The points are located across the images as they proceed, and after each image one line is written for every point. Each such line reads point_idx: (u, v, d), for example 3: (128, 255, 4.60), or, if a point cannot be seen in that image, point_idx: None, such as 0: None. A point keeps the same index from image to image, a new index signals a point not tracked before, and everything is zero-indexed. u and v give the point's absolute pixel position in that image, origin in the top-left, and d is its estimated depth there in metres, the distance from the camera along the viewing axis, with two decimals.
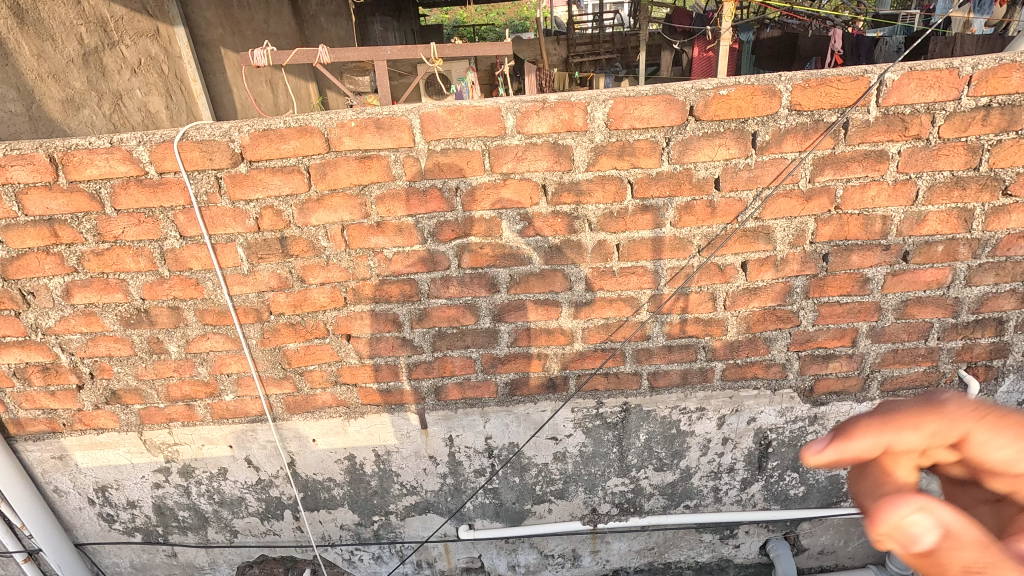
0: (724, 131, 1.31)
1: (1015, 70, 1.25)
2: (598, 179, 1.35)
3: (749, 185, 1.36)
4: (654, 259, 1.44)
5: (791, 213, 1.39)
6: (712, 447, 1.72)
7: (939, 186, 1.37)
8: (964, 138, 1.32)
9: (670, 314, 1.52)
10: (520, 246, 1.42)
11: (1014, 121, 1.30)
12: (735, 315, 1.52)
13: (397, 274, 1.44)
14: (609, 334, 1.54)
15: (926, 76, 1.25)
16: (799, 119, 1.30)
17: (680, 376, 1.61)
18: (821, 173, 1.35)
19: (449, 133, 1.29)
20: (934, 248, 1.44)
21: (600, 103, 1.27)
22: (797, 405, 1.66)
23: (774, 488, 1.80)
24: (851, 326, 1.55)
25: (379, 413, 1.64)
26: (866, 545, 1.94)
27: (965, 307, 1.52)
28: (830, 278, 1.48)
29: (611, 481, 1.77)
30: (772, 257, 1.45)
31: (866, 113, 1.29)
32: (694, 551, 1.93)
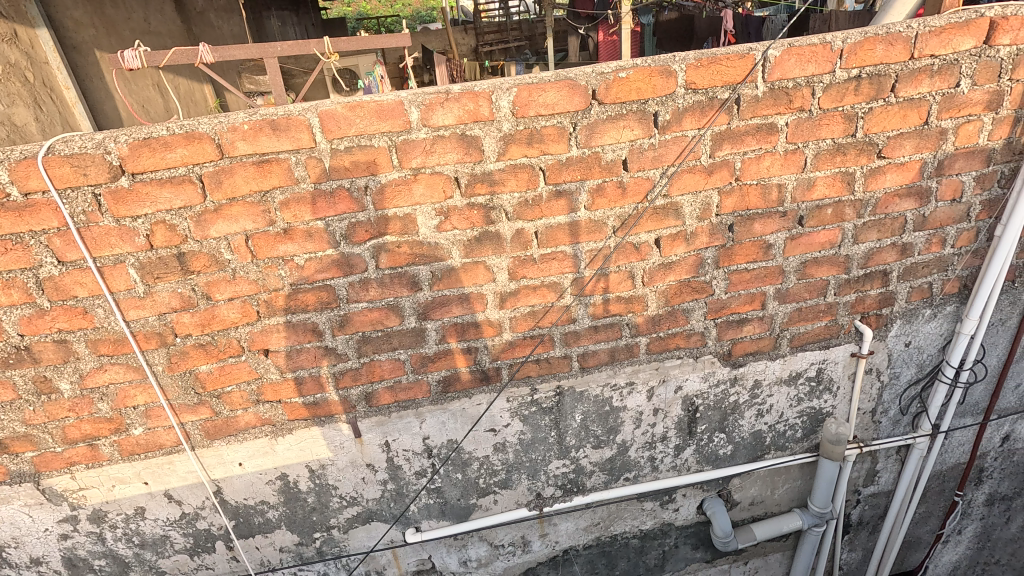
0: (627, 113, 1.34)
1: (879, 42, 1.36)
2: (510, 168, 1.34)
3: (654, 163, 1.41)
4: (573, 243, 1.46)
5: (696, 187, 1.46)
6: (645, 419, 1.78)
7: (824, 153, 1.47)
8: (841, 107, 1.42)
9: (593, 295, 1.55)
10: (438, 241, 1.39)
11: (882, 89, 1.42)
12: (654, 291, 1.58)
13: (312, 281, 1.38)
14: (537, 321, 1.55)
15: (803, 51, 1.34)
16: (695, 97, 1.35)
17: (608, 354, 1.66)
18: (720, 148, 1.42)
19: (352, 130, 1.24)
20: (824, 211, 1.56)
21: (504, 91, 1.26)
22: (718, 369, 1.75)
23: (705, 450, 1.90)
24: (759, 290, 1.65)
25: (309, 427, 1.57)
26: (791, 491, 2.08)
27: (855, 263, 1.65)
28: (736, 247, 1.56)
29: (553, 464, 1.80)
30: (683, 232, 1.51)
31: (754, 89, 1.36)
32: (637, 520, 2.00)
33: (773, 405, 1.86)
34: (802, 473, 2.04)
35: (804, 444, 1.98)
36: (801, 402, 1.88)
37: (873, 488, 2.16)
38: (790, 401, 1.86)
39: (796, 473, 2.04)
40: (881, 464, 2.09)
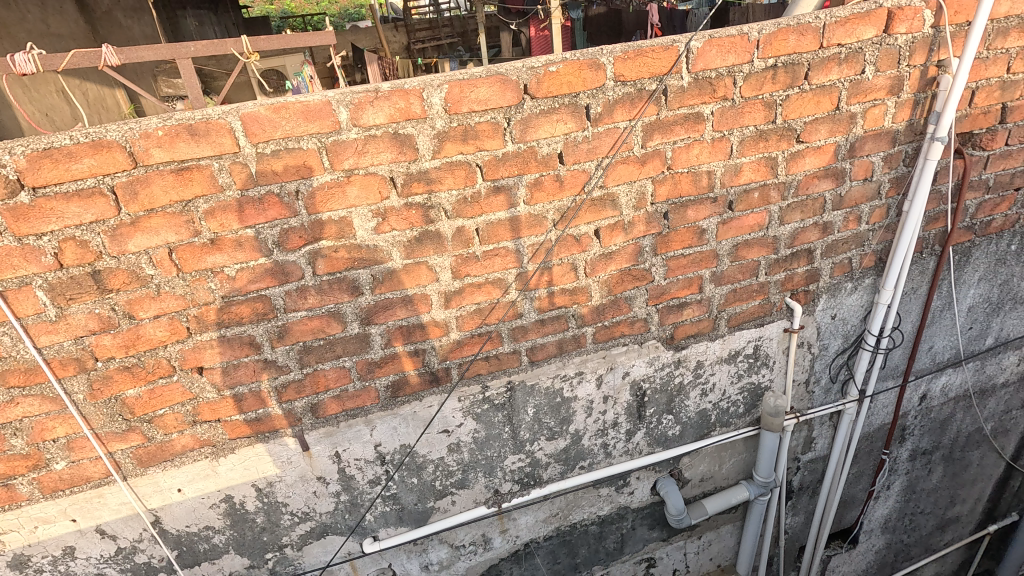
0: (559, 107, 1.35)
1: (791, 33, 1.43)
2: (446, 165, 1.33)
3: (589, 156, 1.43)
4: (514, 238, 1.46)
5: (631, 177, 1.49)
6: (596, 407, 1.82)
7: (748, 140, 1.54)
8: (761, 96, 1.49)
9: (537, 289, 1.56)
10: (377, 243, 1.36)
11: (796, 77, 1.50)
12: (597, 281, 1.61)
13: (246, 292, 1.31)
14: (483, 319, 1.55)
15: (723, 43, 1.39)
16: (624, 89, 1.38)
17: (556, 346, 1.68)
18: (651, 138, 1.45)
19: (277, 133, 1.19)
20: (751, 195, 1.63)
21: (435, 88, 1.24)
22: (662, 353, 1.80)
23: (655, 432, 1.95)
24: (696, 275, 1.71)
25: (252, 445, 1.51)
26: (737, 464, 2.18)
27: (782, 243, 1.74)
28: (672, 234, 1.61)
29: (508, 459, 1.80)
30: (621, 222, 1.54)
31: (680, 79, 1.40)
32: (594, 507, 2.03)
33: (716, 383, 1.93)
34: (746, 446, 2.14)
35: (746, 419, 2.07)
36: (741, 379, 1.96)
37: (811, 454, 2.29)
38: (731, 378, 1.94)
39: (741, 446, 2.13)
40: (817, 431, 2.22)
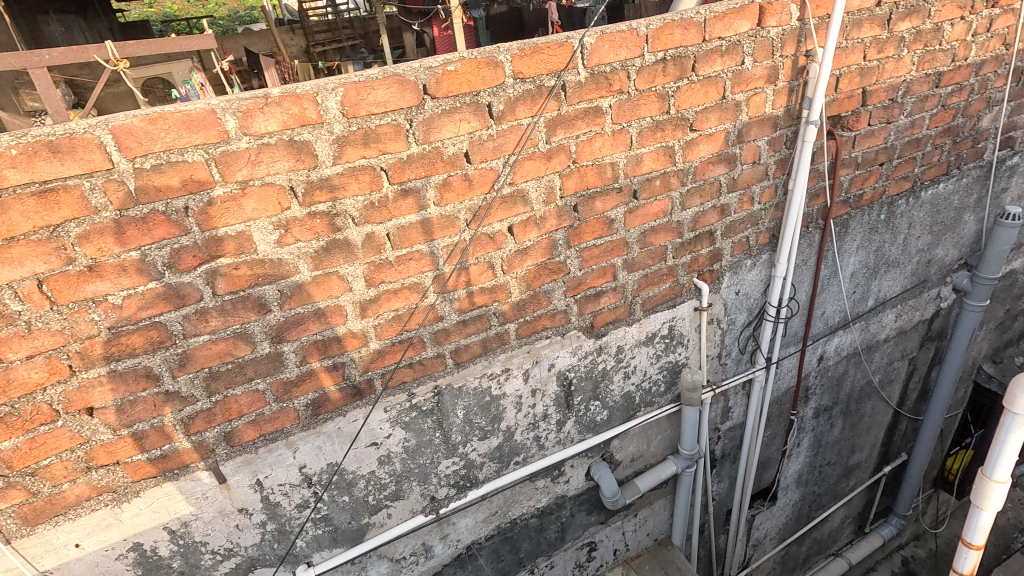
0: (461, 106, 1.34)
1: (675, 28, 1.51)
2: (349, 171, 1.28)
3: (496, 154, 1.43)
4: (428, 241, 1.44)
5: (538, 173, 1.51)
6: (525, 402, 1.83)
7: (646, 131, 1.61)
8: (654, 88, 1.56)
9: (456, 290, 1.55)
10: (281, 256, 1.29)
11: (684, 69, 1.58)
12: (515, 277, 1.63)
13: (136, 320, 1.20)
14: (403, 325, 1.52)
15: (615, 38, 1.44)
16: (524, 86, 1.39)
17: (480, 346, 1.67)
18: (554, 133, 1.48)
19: (157, 146, 1.10)
20: (654, 183, 1.70)
21: (329, 92, 1.20)
22: (584, 341, 1.85)
23: (584, 419, 2.00)
24: (609, 263, 1.77)
25: (160, 485, 1.39)
26: (664, 440, 2.28)
27: (685, 227, 1.84)
28: (583, 225, 1.66)
29: (442, 464, 1.78)
30: (532, 217, 1.56)
31: (577, 75, 1.44)
32: (532, 499, 2.06)
33: (637, 365, 2.01)
34: (671, 423, 2.25)
35: (667, 396, 2.17)
36: (660, 359, 2.05)
37: (729, 423, 2.44)
38: (651, 360, 2.03)
39: (665, 423, 2.23)
40: (732, 400, 2.37)
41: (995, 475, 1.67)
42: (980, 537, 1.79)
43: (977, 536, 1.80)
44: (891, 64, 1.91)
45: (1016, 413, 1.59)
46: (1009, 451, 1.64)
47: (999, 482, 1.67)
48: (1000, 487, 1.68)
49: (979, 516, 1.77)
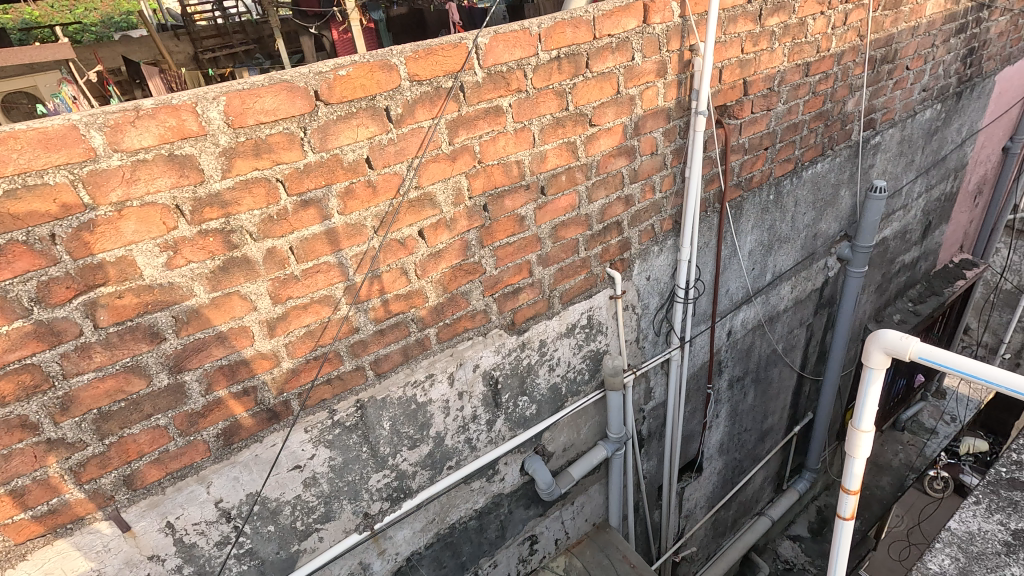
0: (357, 111, 1.31)
1: (566, 26, 1.55)
2: (241, 184, 1.21)
3: (398, 158, 1.41)
4: (335, 251, 1.40)
5: (444, 175, 1.51)
6: (452, 405, 1.82)
7: (547, 128, 1.64)
8: (551, 86, 1.60)
9: (370, 299, 1.51)
10: (173, 280, 1.20)
11: (579, 67, 1.63)
12: (430, 281, 1.61)
13: (3, 365, 1.08)
14: (316, 341, 1.46)
15: (508, 38, 1.46)
16: (421, 89, 1.38)
17: (401, 353, 1.64)
18: (457, 134, 1.48)
19: (9, 168, 0.99)
20: (560, 178, 1.74)
21: (210, 101, 1.13)
22: (506, 339, 1.86)
23: (513, 415, 2.02)
24: (524, 260, 1.79)
25: (51, 543, 1.25)
26: (593, 427, 2.35)
27: (594, 219, 1.90)
28: (495, 224, 1.67)
29: (373, 479, 1.73)
30: (442, 219, 1.55)
31: (474, 75, 1.44)
32: (469, 502, 2.05)
33: (560, 357, 2.05)
34: (598, 409, 2.32)
35: (592, 384, 2.24)
36: (582, 348, 2.11)
37: (652, 403, 2.55)
38: (573, 350, 2.08)
39: (592, 410, 2.30)
40: (653, 380, 2.48)
41: (862, 422, 1.27)
42: (854, 493, 1.34)
43: (846, 501, 1.36)
44: (766, 55, 2.07)
45: (874, 368, 1.25)
46: (870, 400, 1.25)
47: (867, 430, 1.27)
48: (868, 437, 1.27)
49: (851, 468, 1.33)
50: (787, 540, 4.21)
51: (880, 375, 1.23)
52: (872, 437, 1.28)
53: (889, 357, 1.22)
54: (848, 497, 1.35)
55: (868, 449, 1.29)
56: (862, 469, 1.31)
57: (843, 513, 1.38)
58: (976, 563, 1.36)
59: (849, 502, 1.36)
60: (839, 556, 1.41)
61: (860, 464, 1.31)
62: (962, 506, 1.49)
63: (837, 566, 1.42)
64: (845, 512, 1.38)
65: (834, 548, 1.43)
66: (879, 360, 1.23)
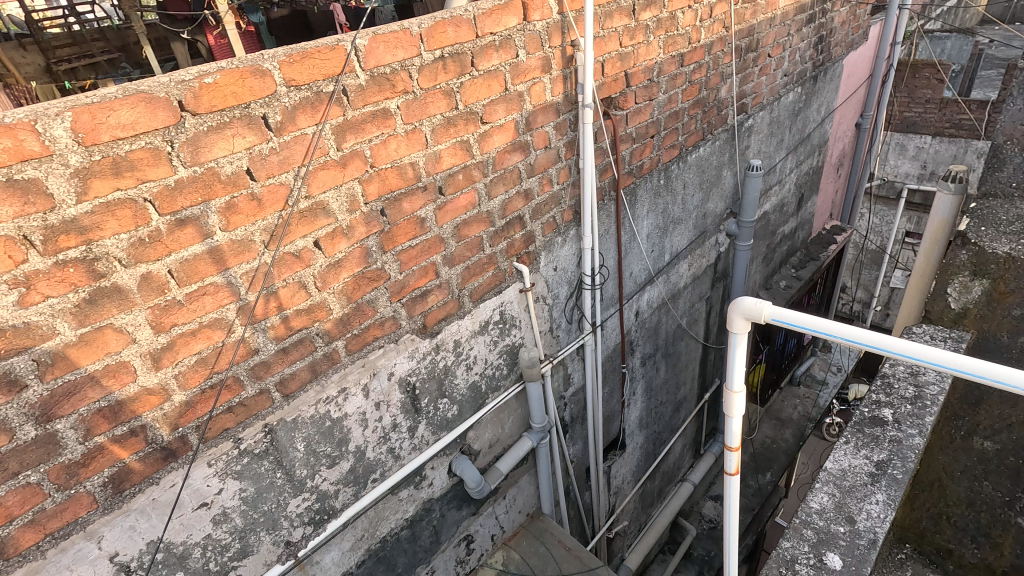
0: (231, 121, 1.23)
1: (447, 25, 1.55)
2: (103, 208, 1.11)
3: (283, 167, 1.34)
4: (222, 271, 1.31)
5: (335, 182, 1.46)
6: (370, 417, 1.77)
7: (439, 128, 1.63)
8: (438, 86, 1.59)
9: (267, 318, 1.43)
10: (28, 319, 1.08)
11: (464, 66, 1.63)
12: (332, 293, 1.55)
13: None
14: (210, 368, 1.37)
15: (388, 39, 1.43)
16: (300, 94, 1.32)
17: (308, 371, 1.58)
18: (344, 139, 1.44)
19: None
20: (457, 177, 1.74)
21: (53, 118, 1.02)
22: (420, 343, 1.84)
23: (435, 419, 2.00)
24: (429, 262, 1.78)
25: None
26: (516, 420, 2.38)
27: (496, 216, 1.91)
28: (395, 228, 1.64)
29: (291, 504, 1.65)
30: (338, 228, 1.50)
31: (357, 78, 1.41)
32: (399, 512, 2.01)
33: (476, 355, 2.06)
34: (519, 402, 2.35)
35: (511, 377, 2.27)
36: (497, 344, 2.12)
37: (571, 389, 2.63)
38: (488, 347, 2.09)
39: (514, 403, 2.33)
40: (570, 367, 2.55)
41: (734, 383, 1.24)
42: (736, 453, 1.30)
43: (730, 463, 1.32)
44: (643, 48, 2.18)
45: (737, 333, 1.22)
46: (738, 365, 1.23)
47: (740, 391, 1.24)
48: (741, 397, 1.25)
49: (730, 430, 1.29)
50: (709, 501, 4.50)
51: (745, 340, 1.20)
52: (746, 396, 1.25)
53: (751, 322, 1.21)
54: (731, 457, 1.31)
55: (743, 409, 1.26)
56: (741, 429, 1.27)
57: (728, 474, 1.34)
58: (848, 496, 1.46)
59: (733, 462, 1.32)
60: (731, 519, 1.37)
61: (739, 424, 1.28)
62: (834, 448, 1.60)
63: (731, 528, 1.38)
64: (731, 473, 1.34)
65: (727, 512, 1.39)
66: (741, 325, 1.20)
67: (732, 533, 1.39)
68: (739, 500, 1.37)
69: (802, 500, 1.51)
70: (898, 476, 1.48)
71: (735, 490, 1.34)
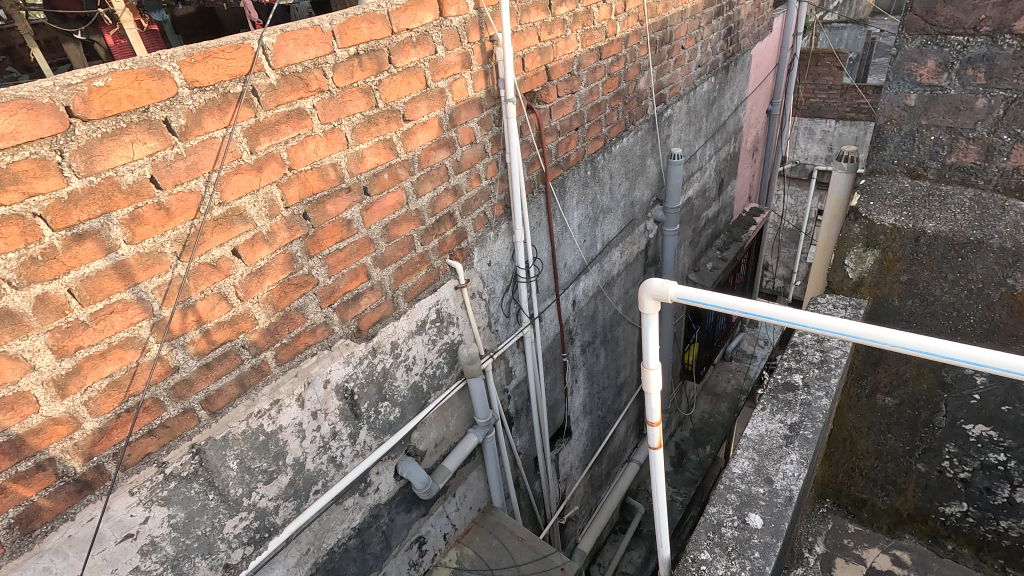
0: (128, 126, 1.16)
1: (361, 22, 1.51)
2: None
3: (192, 173, 1.28)
4: (130, 287, 1.23)
5: (251, 187, 1.40)
6: (307, 428, 1.72)
7: (359, 127, 1.60)
8: (355, 84, 1.55)
9: (186, 333, 1.36)
10: None
11: (381, 63, 1.60)
12: (256, 302, 1.49)
13: None
14: (125, 391, 1.28)
15: (298, 36, 1.38)
16: (205, 96, 1.26)
17: (236, 385, 1.51)
18: (258, 142, 1.38)
19: None
20: (382, 176, 1.71)
21: None
22: (355, 348, 1.80)
23: (377, 423, 1.96)
24: (359, 264, 1.74)
25: None
26: (460, 417, 2.37)
27: (425, 214, 1.90)
28: (320, 232, 1.59)
29: (228, 526, 1.58)
30: (258, 234, 1.44)
31: (266, 78, 1.35)
32: (345, 521, 1.97)
33: (415, 356, 2.04)
34: (462, 399, 2.35)
35: (452, 375, 2.26)
36: (436, 343, 2.11)
37: (514, 382, 2.65)
38: (427, 346, 2.08)
39: (457, 401, 2.32)
40: (511, 360, 2.57)
41: (649, 361, 1.28)
42: (657, 428, 1.36)
43: (652, 437, 1.38)
44: (561, 43, 2.22)
45: (648, 313, 1.25)
46: (652, 344, 1.26)
47: (655, 368, 1.28)
48: (657, 373, 1.29)
49: (650, 406, 1.34)
50: None
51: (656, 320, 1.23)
52: (661, 372, 1.30)
53: (660, 301, 1.24)
54: (653, 431, 1.36)
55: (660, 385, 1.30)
56: (660, 404, 1.32)
57: (651, 448, 1.39)
58: (766, 458, 1.56)
59: (655, 436, 1.37)
60: (659, 491, 1.43)
61: (658, 399, 1.32)
62: (752, 414, 1.70)
63: (659, 499, 1.44)
64: (654, 447, 1.39)
65: (653, 484, 1.45)
66: (651, 305, 1.23)
67: (660, 505, 1.45)
68: (663, 472, 1.43)
69: (726, 467, 1.60)
70: (809, 435, 1.59)
71: (659, 462, 1.40)
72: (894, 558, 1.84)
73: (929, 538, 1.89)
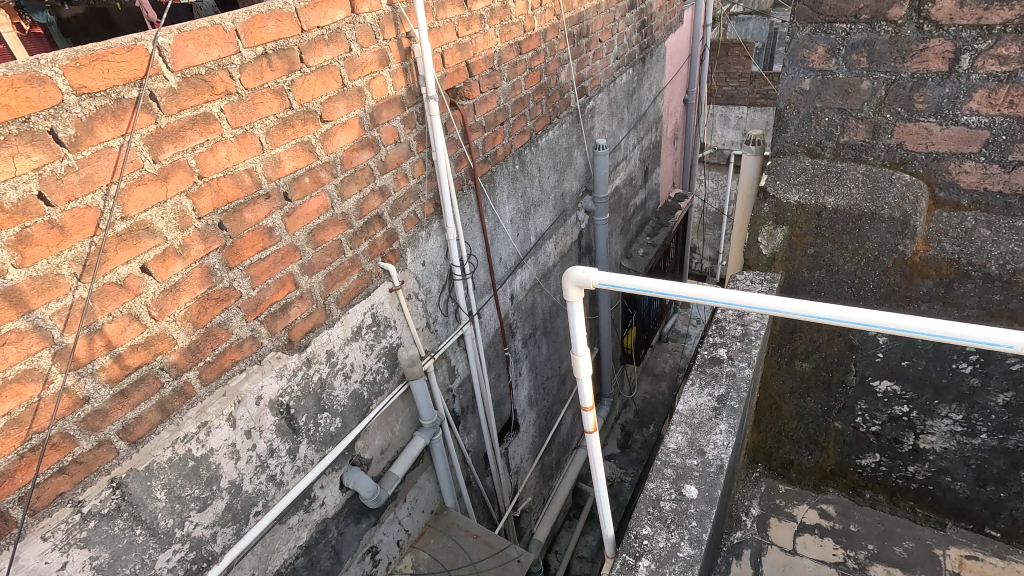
0: (6, 138, 1.05)
1: (266, 20, 1.44)
2: None
3: (87, 187, 1.18)
4: (23, 314, 1.12)
5: (157, 199, 1.31)
6: (241, 447, 1.64)
7: (273, 130, 1.53)
8: (265, 85, 1.48)
9: (95, 359, 1.26)
10: None
11: (293, 62, 1.54)
12: (173, 320, 1.41)
13: None
14: (28, 428, 1.17)
15: (197, 36, 1.30)
16: (95, 102, 1.16)
17: (158, 411, 1.42)
18: (161, 150, 1.29)
19: None
20: (303, 180, 1.65)
21: None
22: (287, 361, 1.73)
23: (317, 436, 1.90)
24: (285, 273, 1.67)
25: None
26: (405, 421, 2.34)
27: (352, 217, 1.85)
28: (238, 242, 1.51)
29: (159, 560, 1.49)
30: (170, 248, 1.36)
31: (165, 81, 1.27)
32: (290, 540, 1.89)
33: (353, 363, 1.98)
34: (405, 402, 2.31)
35: (394, 379, 2.22)
36: (374, 348, 2.07)
37: (457, 380, 2.63)
38: (365, 352, 2.03)
39: (400, 405, 2.28)
40: (452, 359, 2.56)
41: (578, 347, 1.30)
42: (590, 412, 1.39)
43: (587, 421, 1.41)
44: (480, 38, 2.22)
45: (573, 301, 1.27)
46: (579, 330, 1.29)
47: (584, 353, 1.31)
48: (586, 359, 1.32)
49: (582, 391, 1.37)
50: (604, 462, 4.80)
51: (580, 306, 1.26)
52: (590, 357, 1.33)
53: (583, 288, 1.27)
54: (588, 415, 1.39)
55: (590, 370, 1.34)
56: (591, 388, 1.35)
57: (587, 432, 1.42)
58: (698, 431, 1.63)
59: (590, 420, 1.40)
60: (598, 473, 1.47)
61: (589, 385, 1.35)
62: (683, 391, 1.78)
63: (599, 481, 1.48)
64: (589, 431, 1.42)
65: (592, 468, 1.48)
66: (575, 292, 1.26)
67: (600, 486, 1.49)
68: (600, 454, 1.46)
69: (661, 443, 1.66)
70: (735, 405, 1.68)
71: (596, 445, 1.43)
72: (821, 512, 1.93)
73: (851, 489, 2.16)
